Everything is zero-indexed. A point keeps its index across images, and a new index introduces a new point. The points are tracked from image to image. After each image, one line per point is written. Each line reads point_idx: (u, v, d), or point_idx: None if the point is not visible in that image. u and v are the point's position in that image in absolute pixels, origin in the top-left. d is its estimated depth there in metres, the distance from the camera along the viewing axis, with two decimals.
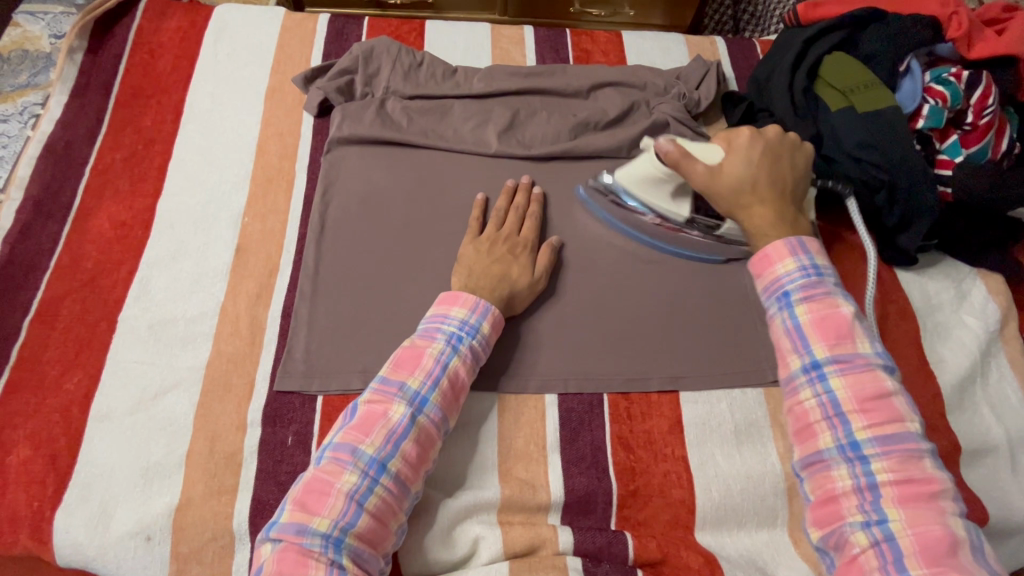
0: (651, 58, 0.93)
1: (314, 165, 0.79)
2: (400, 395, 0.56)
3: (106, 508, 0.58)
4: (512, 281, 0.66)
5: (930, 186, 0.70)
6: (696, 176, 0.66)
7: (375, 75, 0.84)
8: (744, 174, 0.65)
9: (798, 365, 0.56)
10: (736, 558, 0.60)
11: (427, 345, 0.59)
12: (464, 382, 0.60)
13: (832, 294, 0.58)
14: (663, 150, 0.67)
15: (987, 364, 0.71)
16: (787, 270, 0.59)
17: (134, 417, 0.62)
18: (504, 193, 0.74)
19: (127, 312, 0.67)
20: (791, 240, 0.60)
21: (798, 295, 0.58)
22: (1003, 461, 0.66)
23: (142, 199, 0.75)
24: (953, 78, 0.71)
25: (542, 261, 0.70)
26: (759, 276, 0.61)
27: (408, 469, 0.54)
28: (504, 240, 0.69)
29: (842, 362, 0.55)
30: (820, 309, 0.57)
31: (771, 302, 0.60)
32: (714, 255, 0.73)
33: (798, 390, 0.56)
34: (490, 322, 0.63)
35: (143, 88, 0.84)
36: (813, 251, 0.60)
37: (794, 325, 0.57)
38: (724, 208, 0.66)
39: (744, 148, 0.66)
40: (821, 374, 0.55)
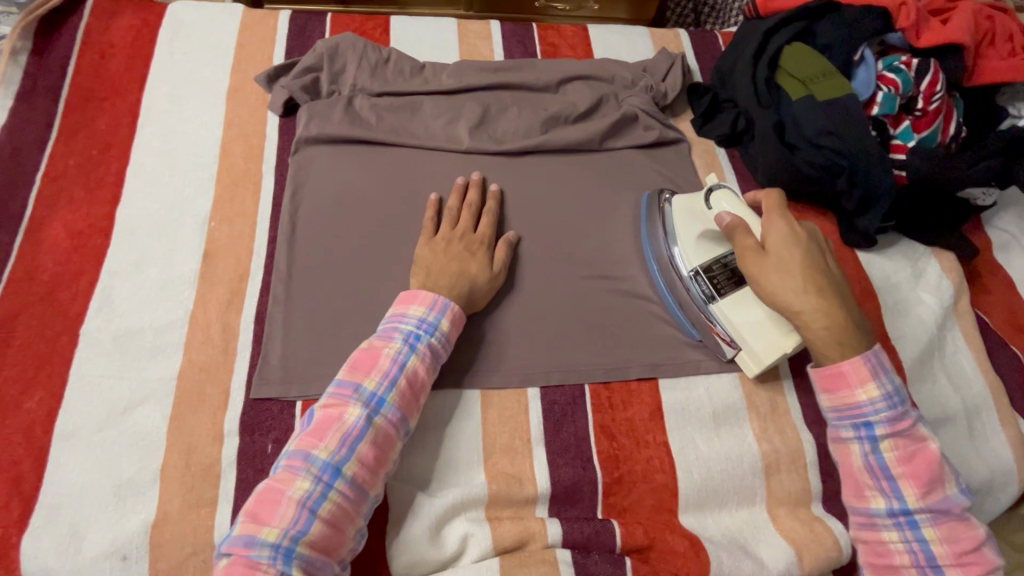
0: (618, 51, 0.94)
1: (282, 166, 0.77)
2: (355, 397, 0.56)
3: (77, 530, 0.55)
4: (471, 278, 0.66)
5: (887, 170, 0.72)
6: (744, 251, 0.62)
7: (341, 72, 0.83)
8: (798, 267, 0.59)
9: (883, 506, 0.57)
10: (719, 538, 0.62)
11: (383, 346, 0.59)
12: (424, 382, 0.59)
13: (917, 428, 0.58)
14: (721, 222, 0.64)
15: (944, 339, 0.75)
16: (870, 398, 0.57)
17: (103, 433, 0.59)
18: (455, 192, 0.73)
19: (89, 324, 0.65)
20: (874, 361, 0.57)
21: (883, 428, 0.57)
22: (961, 429, 0.70)
23: (100, 206, 0.72)
24: (903, 66, 0.75)
25: (499, 257, 0.69)
26: (831, 394, 0.59)
27: (362, 474, 0.54)
28: (458, 238, 0.69)
29: (935, 512, 0.56)
30: (906, 446, 0.57)
31: (846, 426, 0.59)
32: (692, 331, 0.70)
33: (879, 527, 0.58)
34: (449, 319, 0.62)
35: (95, 90, 0.80)
36: (892, 372, 0.58)
37: (876, 462, 0.58)
38: (775, 301, 0.60)
39: (795, 231, 0.61)
40: (911, 522, 0.57)
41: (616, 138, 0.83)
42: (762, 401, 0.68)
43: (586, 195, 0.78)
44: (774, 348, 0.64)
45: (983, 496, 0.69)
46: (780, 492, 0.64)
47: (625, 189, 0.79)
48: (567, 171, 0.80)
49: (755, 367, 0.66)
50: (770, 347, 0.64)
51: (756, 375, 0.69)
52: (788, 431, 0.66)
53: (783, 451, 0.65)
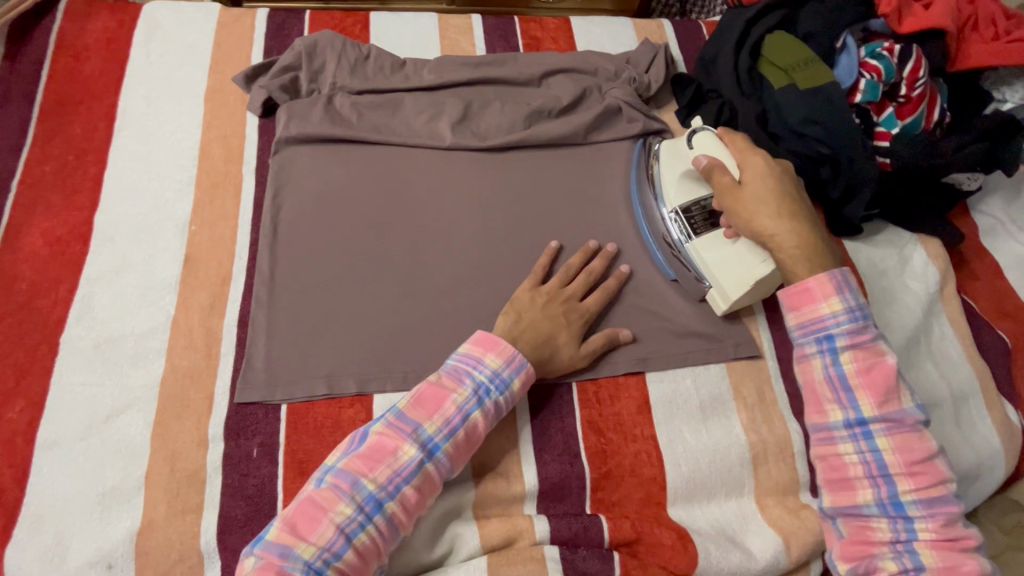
0: (601, 43, 0.93)
1: (262, 167, 0.76)
2: (413, 436, 0.55)
3: (61, 540, 0.55)
4: (556, 344, 0.64)
5: (871, 158, 0.72)
6: (720, 187, 0.65)
7: (320, 70, 0.82)
8: (768, 195, 0.62)
9: (839, 418, 0.58)
10: (707, 530, 0.62)
11: (455, 391, 0.57)
12: (479, 436, 0.58)
13: (878, 343, 0.58)
14: (698, 164, 0.67)
15: (930, 325, 0.75)
16: (833, 312, 0.58)
17: (85, 442, 0.59)
18: (582, 252, 0.71)
19: (70, 332, 0.64)
20: (837, 276, 0.58)
21: (844, 340, 0.58)
22: (948, 415, 0.71)
23: (78, 212, 0.71)
24: (886, 52, 0.74)
25: (595, 339, 0.66)
26: (798, 313, 0.60)
27: (401, 514, 0.53)
28: (562, 300, 0.66)
29: (889, 422, 0.56)
30: (866, 358, 0.57)
31: (810, 341, 0.59)
32: (669, 271, 0.72)
33: (836, 441, 0.58)
34: (521, 379, 0.60)
35: (70, 94, 0.79)
36: (856, 290, 0.59)
37: (836, 374, 0.58)
38: (750, 229, 0.63)
39: (767, 165, 0.64)
40: (866, 432, 0.57)
41: (600, 131, 0.82)
42: (749, 392, 0.68)
43: (571, 190, 0.78)
44: (739, 282, 0.66)
45: (970, 480, 0.69)
46: (768, 482, 0.64)
47: (610, 182, 0.79)
48: (551, 165, 0.79)
49: (725, 306, 0.68)
50: (734, 282, 0.66)
51: (744, 366, 0.69)
52: (776, 421, 0.67)
53: (771, 442, 0.65)
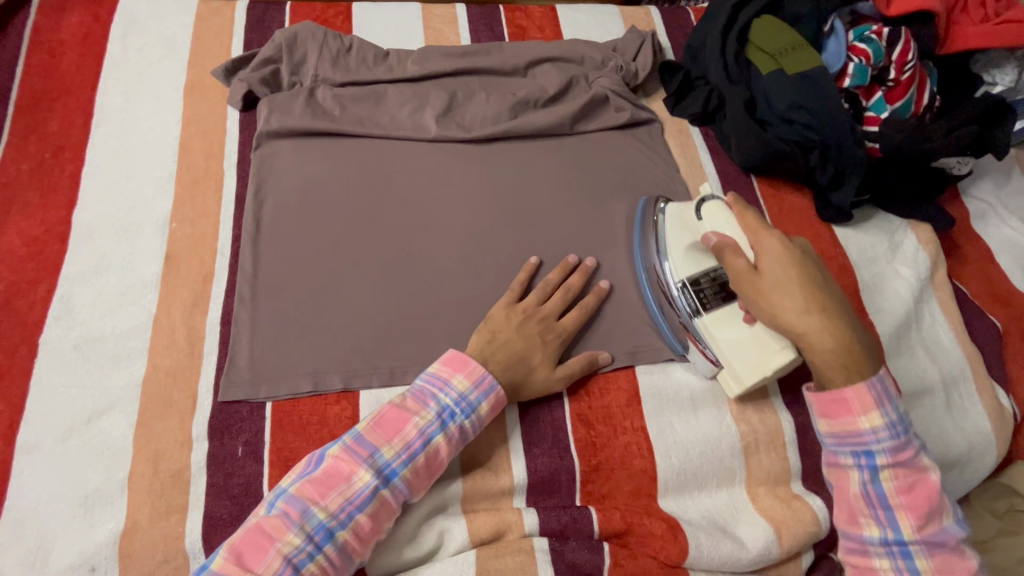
0: (588, 31, 0.92)
1: (244, 162, 0.75)
2: (369, 462, 0.54)
3: (43, 543, 0.54)
4: (531, 364, 0.62)
5: (859, 143, 0.72)
6: (734, 272, 0.58)
7: (301, 63, 0.80)
8: (792, 286, 0.55)
9: (875, 534, 0.55)
10: (698, 520, 0.62)
11: (416, 416, 0.56)
12: (443, 462, 0.57)
13: (917, 456, 0.55)
14: (708, 241, 0.61)
15: (921, 311, 0.75)
16: (873, 427, 0.54)
17: (67, 444, 0.58)
18: (561, 268, 0.69)
19: (49, 333, 0.63)
20: (878, 388, 0.54)
21: (885, 458, 0.55)
22: (939, 401, 0.70)
23: (56, 211, 0.69)
24: (874, 36, 0.74)
25: (575, 360, 0.64)
26: (833, 423, 0.56)
27: (354, 540, 0.52)
28: (538, 319, 0.64)
29: (929, 542, 0.54)
30: (906, 477, 0.55)
31: (846, 452, 0.56)
32: (677, 345, 0.68)
33: (870, 554, 0.56)
34: (489, 403, 0.59)
35: (46, 90, 0.77)
36: (898, 401, 0.55)
37: (874, 491, 0.55)
38: (775, 323, 0.56)
39: (786, 247, 0.57)
40: (904, 551, 0.55)
41: (587, 120, 0.81)
42: None
43: (558, 181, 0.77)
44: (756, 368, 0.60)
45: (962, 466, 0.69)
46: (759, 471, 0.64)
47: (597, 173, 0.78)
48: (537, 156, 0.78)
49: (737, 388, 0.62)
50: (751, 368, 0.60)
51: None
52: (766, 410, 0.66)
53: (761, 431, 0.65)
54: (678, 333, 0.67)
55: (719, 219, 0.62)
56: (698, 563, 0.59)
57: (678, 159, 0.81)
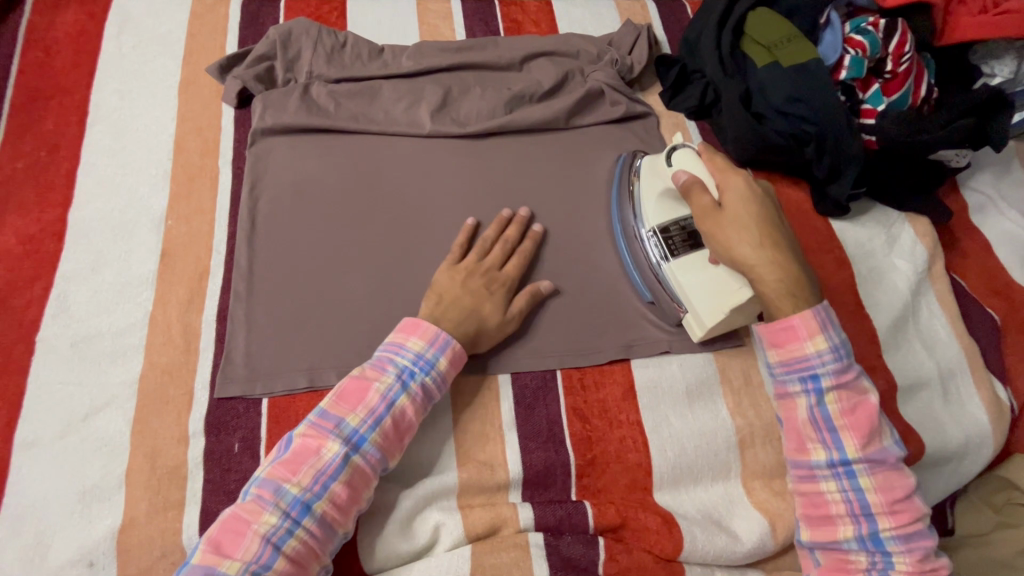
0: (584, 25, 0.91)
1: (239, 159, 0.75)
2: (336, 432, 0.54)
3: (42, 539, 0.55)
4: (482, 317, 0.63)
5: (856, 136, 0.71)
6: (698, 206, 0.62)
7: (296, 59, 0.80)
8: (750, 222, 0.59)
9: (822, 457, 0.57)
10: (693, 513, 0.62)
11: (377, 379, 0.57)
12: (410, 424, 0.57)
13: (860, 380, 0.57)
14: (676, 180, 0.64)
15: (918, 304, 0.75)
16: (818, 350, 0.56)
17: (65, 441, 0.58)
18: (497, 224, 0.69)
19: (46, 331, 0.63)
20: (822, 314, 0.56)
21: (830, 381, 0.56)
22: (936, 394, 0.70)
23: (52, 209, 0.70)
24: (871, 27, 0.73)
25: (519, 300, 0.65)
26: (782, 349, 0.57)
27: (333, 512, 0.52)
28: (482, 273, 0.65)
29: (872, 461, 0.56)
30: (850, 399, 0.56)
31: (793, 380, 0.57)
32: (646, 293, 0.69)
33: (817, 479, 0.57)
34: (448, 359, 0.60)
35: (41, 89, 0.77)
36: (840, 326, 0.57)
37: (820, 414, 0.57)
38: (731, 256, 0.60)
39: (749, 188, 0.61)
40: (848, 471, 0.56)
41: (582, 115, 0.81)
42: (737, 376, 0.67)
43: (554, 176, 0.76)
44: (713, 308, 0.62)
45: (958, 458, 0.69)
46: (755, 465, 0.64)
47: (593, 168, 0.78)
48: (533, 151, 0.78)
49: (701, 331, 0.65)
50: (710, 308, 0.63)
51: (731, 350, 0.68)
52: (762, 404, 0.66)
53: (757, 425, 0.65)
54: (648, 284, 0.69)
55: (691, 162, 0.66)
56: (693, 557, 0.59)
57: None
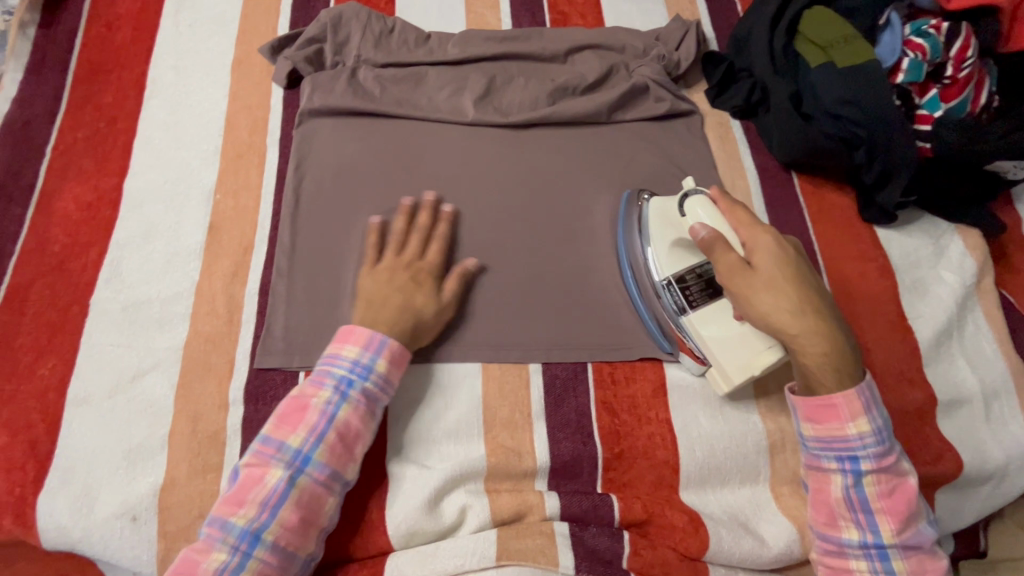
0: (631, 19, 0.90)
1: (286, 139, 0.77)
2: (277, 457, 0.54)
3: (89, 491, 0.57)
4: (416, 313, 0.62)
5: (909, 141, 0.69)
6: (725, 266, 0.58)
7: (345, 42, 0.81)
8: (785, 283, 0.56)
9: (855, 536, 0.56)
10: (720, 514, 0.61)
11: (312, 395, 0.57)
12: (357, 430, 0.57)
13: (898, 464, 0.57)
14: (696, 235, 0.59)
15: (964, 319, 0.72)
16: (859, 433, 0.55)
17: (113, 400, 0.61)
18: (405, 215, 0.68)
19: (99, 294, 0.66)
20: (866, 395, 0.56)
21: (870, 464, 0.56)
22: (978, 412, 0.68)
23: (108, 178, 0.72)
24: (932, 30, 0.71)
25: (451, 283, 0.65)
26: (820, 425, 0.56)
27: (283, 537, 0.53)
28: (405, 267, 0.64)
29: (905, 544, 0.56)
30: (889, 482, 0.56)
31: (830, 457, 0.57)
32: (665, 343, 0.67)
33: (848, 556, 0.56)
34: (386, 358, 0.59)
35: (102, 62, 0.80)
36: (881, 408, 0.57)
37: (857, 495, 0.56)
38: (767, 318, 0.56)
39: (780, 247, 0.58)
40: (881, 552, 0.56)
41: (625, 109, 0.80)
42: (770, 380, 0.66)
43: (593, 169, 0.76)
44: (743, 367, 0.60)
45: (999, 480, 0.67)
46: (785, 471, 0.63)
47: (633, 163, 0.77)
48: (573, 144, 0.78)
49: (725, 386, 0.62)
50: (739, 364, 0.60)
51: None
52: None
53: (789, 431, 0.64)
54: (667, 333, 0.66)
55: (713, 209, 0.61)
56: (717, 557, 0.59)
57: (717, 153, 0.80)
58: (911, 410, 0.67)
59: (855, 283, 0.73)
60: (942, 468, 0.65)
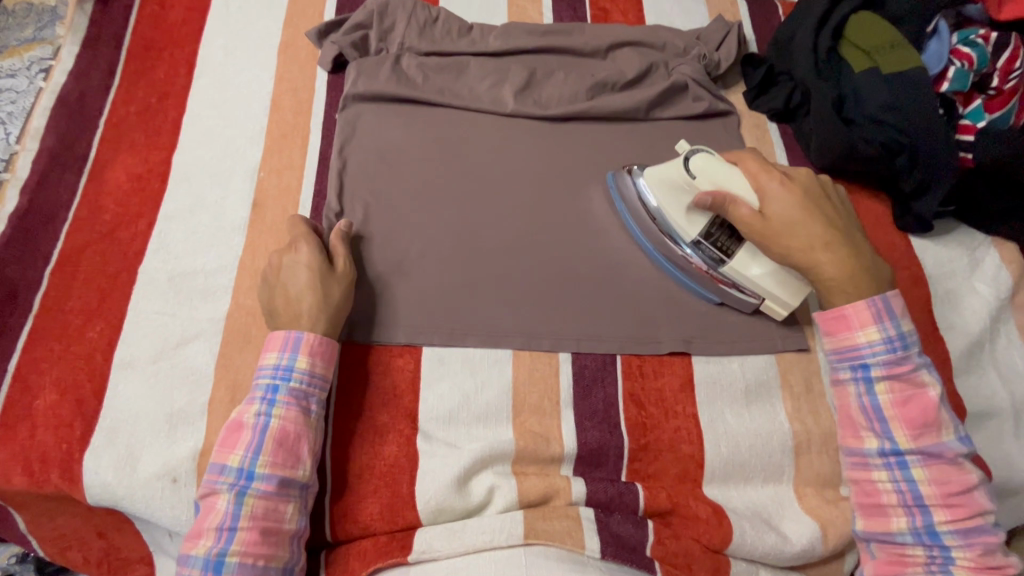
0: (671, 18, 0.91)
1: (329, 122, 0.78)
2: (222, 481, 0.55)
3: (133, 451, 0.59)
4: (319, 304, 0.62)
5: (952, 152, 0.69)
6: (743, 221, 0.63)
7: (390, 30, 0.83)
8: (795, 218, 0.61)
9: (875, 445, 0.58)
10: (743, 510, 0.62)
11: (243, 412, 0.57)
12: (295, 432, 0.57)
13: (918, 371, 0.58)
14: (705, 200, 0.64)
15: (997, 331, 0.72)
16: (870, 340, 0.59)
17: (157, 365, 0.63)
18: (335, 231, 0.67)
19: (147, 263, 0.68)
20: (878, 305, 0.59)
21: (881, 370, 0.59)
22: (1007, 425, 0.68)
23: (158, 152, 0.75)
24: (980, 40, 0.71)
25: (304, 255, 0.64)
26: (834, 337, 0.61)
27: (252, 554, 0.53)
28: (285, 261, 0.64)
29: (926, 453, 0.57)
30: (903, 390, 0.58)
31: (845, 368, 0.60)
32: (712, 295, 0.69)
33: (870, 467, 0.59)
34: (306, 353, 0.59)
35: (155, 40, 0.83)
36: (899, 317, 0.59)
37: (870, 403, 0.59)
38: (784, 255, 0.62)
39: (783, 188, 0.63)
40: (901, 461, 0.58)
41: (663, 107, 0.81)
42: (798, 382, 0.67)
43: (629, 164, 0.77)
44: (797, 290, 0.64)
45: None
46: (810, 472, 0.64)
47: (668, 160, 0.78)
48: (611, 140, 0.79)
49: (784, 311, 0.66)
50: (796, 291, 0.64)
51: (795, 356, 0.68)
52: (822, 412, 0.65)
53: (816, 432, 0.64)
54: (708, 285, 0.68)
55: (710, 164, 0.66)
56: (739, 551, 0.60)
57: None
58: None
59: None
60: None
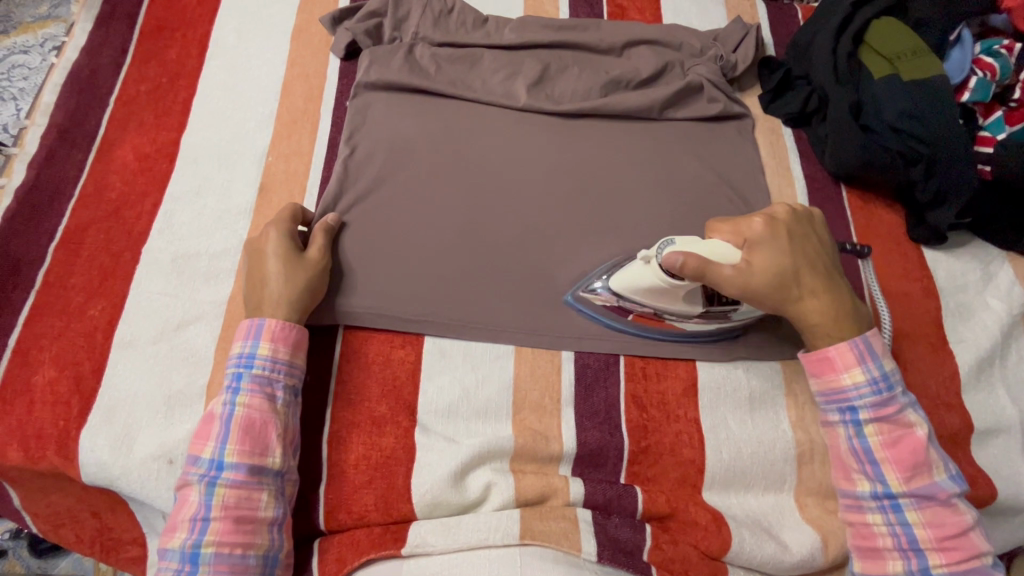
0: (689, 18, 0.90)
1: (339, 109, 0.78)
2: (194, 473, 0.55)
3: (129, 432, 0.59)
4: (297, 287, 0.61)
5: (971, 163, 0.68)
6: (728, 283, 0.58)
7: (404, 19, 0.82)
8: (780, 268, 0.58)
9: (867, 488, 0.57)
10: (743, 518, 0.61)
11: (212, 404, 0.57)
12: (262, 419, 0.56)
13: (903, 410, 0.57)
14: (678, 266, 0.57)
15: (1008, 348, 0.71)
16: (854, 382, 0.58)
17: (157, 346, 0.63)
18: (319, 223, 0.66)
19: (151, 243, 0.68)
20: (860, 346, 0.58)
21: (867, 413, 0.57)
22: (1015, 443, 0.67)
23: (167, 132, 0.74)
24: (1004, 51, 0.71)
25: (278, 238, 0.63)
26: (819, 378, 0.60)
27: (228, 543, 0.53)
28: (259, 246, 0.63)
29: (919, 495, 0.56)
30: (891, 431, 0.57)
31: (833, 410, 0.59)
32: (731, 332, 0.67)
33: (864, 510, 0.57)
34: (269, 339, 0.59)
35: (169, 20, 0.82)
36: (880, 356, 0.58)
37: (861, 446, 0.57)
38: (771, 305, 0.60)
39: (764, 236, 0.59)
40: (894, 504, 0.56)
41: (676, 108, 0.80)
42: (803, 391, 0.66)
43: (640, 163, 0.76)
44: None
45: None
46: (811, 482, 0.63)
47: (680, 161, 0.77)
48: (622, 138, 0.78)
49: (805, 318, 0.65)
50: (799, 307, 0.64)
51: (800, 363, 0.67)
52: None
53: (819, 442, 0.63)
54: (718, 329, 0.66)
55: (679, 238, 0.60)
56: (737, 559, 0.59)
57: (766, 159, 0.79)
58: (946, 434, 0.66)
59: (897, 301, 0.72)
60: (973, 493, 0.64)
